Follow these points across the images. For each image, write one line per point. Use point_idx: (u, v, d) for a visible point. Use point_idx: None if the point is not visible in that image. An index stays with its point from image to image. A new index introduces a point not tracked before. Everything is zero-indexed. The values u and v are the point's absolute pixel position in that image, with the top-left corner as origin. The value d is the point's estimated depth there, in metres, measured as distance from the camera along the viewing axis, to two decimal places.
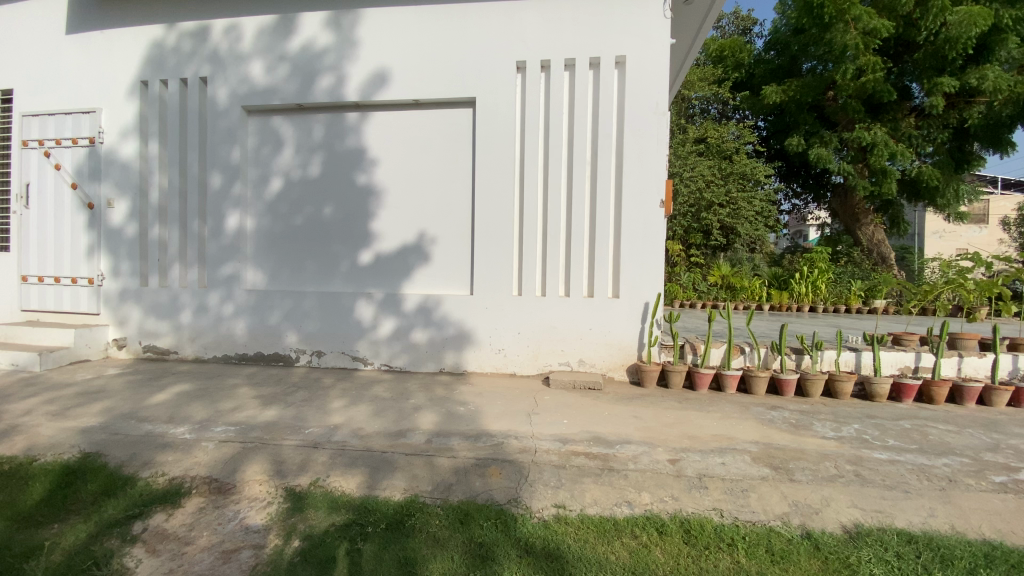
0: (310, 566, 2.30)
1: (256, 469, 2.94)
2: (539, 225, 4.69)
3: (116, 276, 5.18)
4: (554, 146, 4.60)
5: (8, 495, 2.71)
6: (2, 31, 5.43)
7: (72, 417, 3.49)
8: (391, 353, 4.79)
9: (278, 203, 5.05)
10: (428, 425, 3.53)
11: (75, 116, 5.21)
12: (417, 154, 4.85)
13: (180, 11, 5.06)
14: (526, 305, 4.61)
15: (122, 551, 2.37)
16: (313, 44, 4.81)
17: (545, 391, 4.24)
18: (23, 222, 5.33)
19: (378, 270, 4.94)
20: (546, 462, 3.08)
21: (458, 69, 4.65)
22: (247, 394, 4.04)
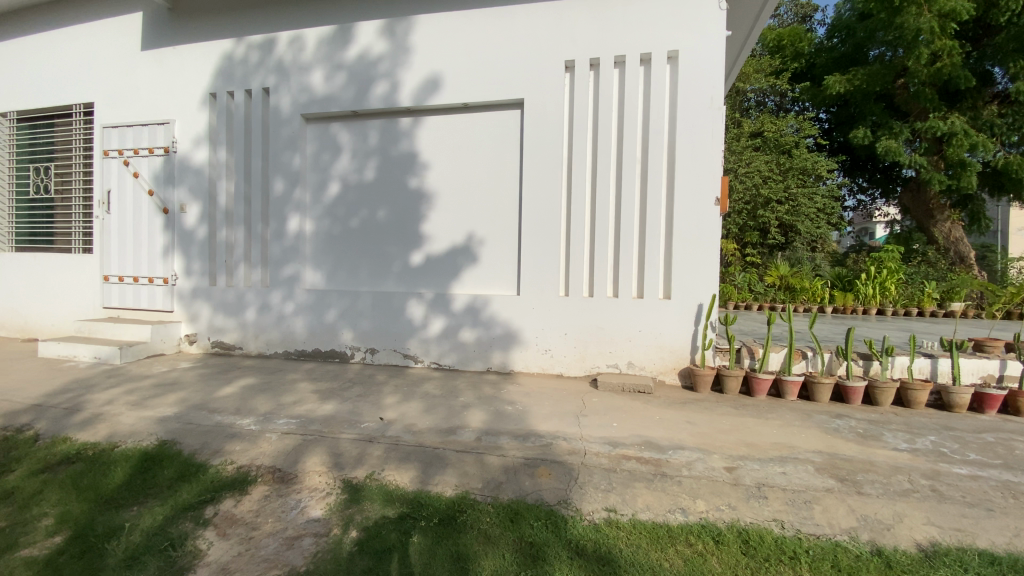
0: (367, 556, 2.37)
1: (315, 461, 3.07)
2: (588, 224, 4.64)
3: (188, 275, 5.55)
4: (603, 145, 4.54)
5: (96, 477, 2.95)
6: (86, 51, 5.94)
7: (151, 406, 3.77)
8: (440, 352, 4.87)
9: (335, 206, 5.26)
10: (477, 423, 3.56)
11: (150, 128, 5.64)
12: (466, 156, 4.91)
13: (245, 26, 5.36)
14: (574, 306, 4.56)
15: (195, 533, 2.54)
16: (369, 53, 4.98)
17: (594, 393, 4.18)
18: (105, 226, 5.81)
19: (428, 271, 5.05)
20: (596, 464, 3.05)
21: (507, 70, 4.68)
22: (306, 389, 4.22)
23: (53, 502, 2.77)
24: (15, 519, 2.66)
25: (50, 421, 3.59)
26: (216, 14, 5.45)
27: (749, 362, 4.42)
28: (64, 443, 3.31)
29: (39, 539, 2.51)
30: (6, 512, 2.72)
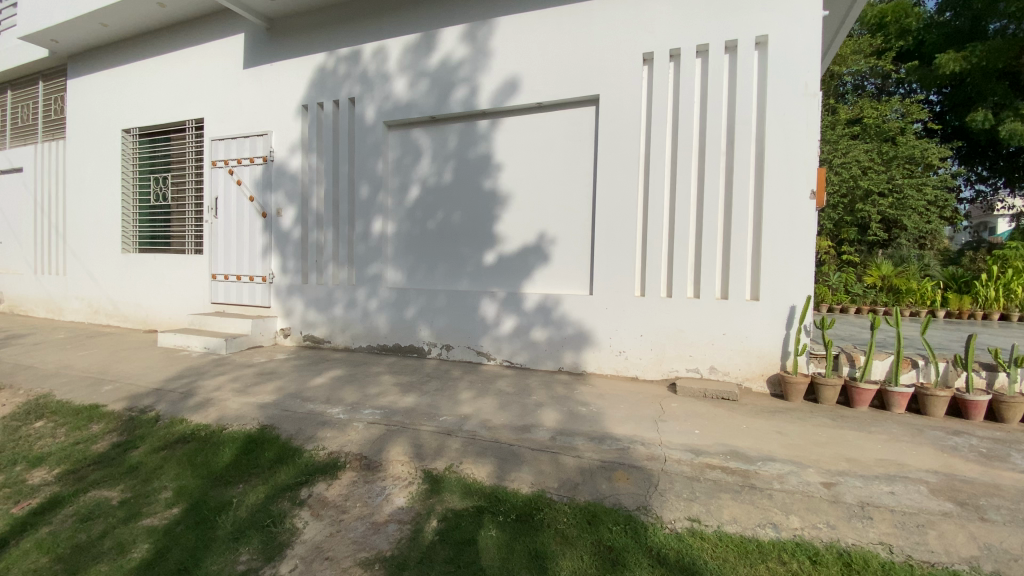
0: (448, 546, 2.43)
1: (398, 451, 3.19)
2: (666, 222, 4.47)
3: (283, 274, 6.00)
4: (684, 139, 4.35)
5: (208, 455, 3.26)
6: (197, 71, 6.60)
7: (253, 393, 4.11)
8: (512, 350, 4.90)
9: (414, 209, 5.46)
10: (552, 422, 3.50)
11: (252, 139, 6.17)
12: (541, 155, 4.91)
13: (333, 40, 5.71)
14: (650, 306, 4.42)
15: (293, 512, 2.73)
16: (450, 58, 5.12)
17: (672, 398, 4.00)
18: (213, 230, 6.44)
19: (501, 271, 5.09)
20: (678, 472, 2.89)
21: (584, 66, 4.62)
22: (388, 381, 4.42)
23: (173, 476, 3.10)
24: (144, 489, 3.01)
25: (170, 403, 4.02)
26: (308, 30, 5.85)
27: (849, 370, 4.10)
28: (181, 424, 3.69)
29: (162, 508, 2.82)
30: (137, 482, 3.08)
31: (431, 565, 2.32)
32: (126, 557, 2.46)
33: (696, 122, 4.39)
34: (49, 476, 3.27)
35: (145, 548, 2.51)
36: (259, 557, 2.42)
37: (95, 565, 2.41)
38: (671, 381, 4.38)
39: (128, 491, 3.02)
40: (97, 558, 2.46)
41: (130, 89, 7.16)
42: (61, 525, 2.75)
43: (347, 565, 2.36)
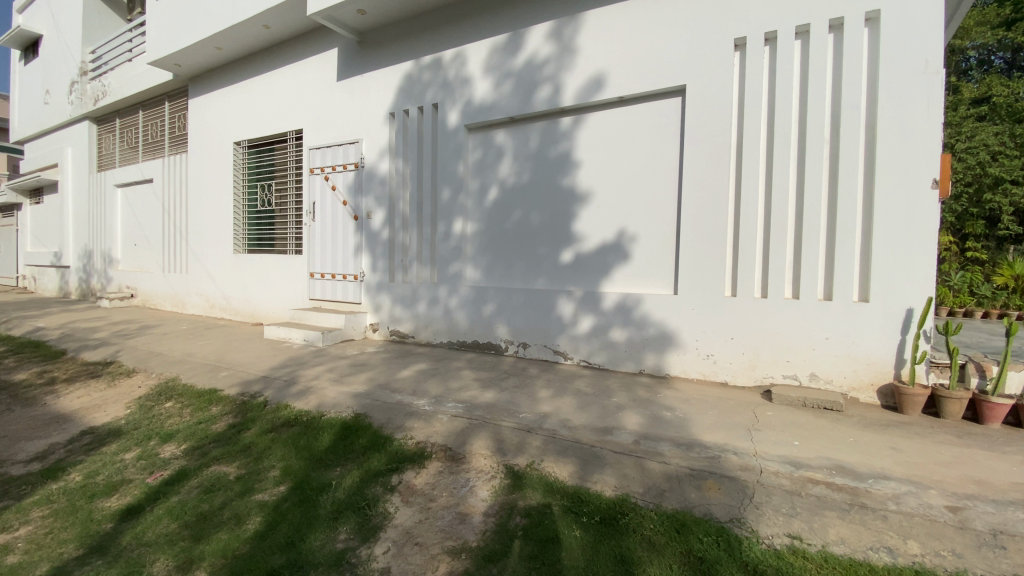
0: (531, 542, 2.41)
1: (480, 444, 3.24)
2: (761, 218, 4.20)
3: (371, 273, 6.36)
4: (782, 128, 4.07)
5: (310, 439, 3.52)
6: (297, 86, 7.16)
7: (347, 383, 4.38)
8: (590, 350, 4.83)
9: (493, 209, 5.55)
10: (635, 426, 3.33)
11: (344, 147, 6.60)
12: (622, 151, 4.80)
13: (418, 48, 5.96)
14: (741, 307, 4.17)
15: (384, 497, 2.86)
16: (535, 57, 5.14)
17: (766, 406, 3.73)
18: (311, 232, 6.98)
19: (579, 269, 5.03)
20: (775, 485, 2.64)
21: (671, 57, 4.46)
22: (469, 377, 4.52)
23: (279, 457, 3.37)
24: (255, 467, 3.30)
25: (275, 390, 4.38)
26: (395, 40, 6.15)
27: (977, 382, 3.63)
28: (286, 409, 4.02)
29: (271, 486, 3.07)
30: (250, 460, 3.39)
31: (516, 560, 2.32)
32: (242, 528, 2.71)
33: (795, 109, 4.09)
34: (178, 450, 3.69)
35: (257, 521, 2.75)
36: (356, 537, 2.57)
37: (217, 533, 2.68)
38: (764, 387, 4.10)
39: (242, 468, 3.34)
40: (218, 527, 2.73)
41: (240, 105, 7.92)
42: (188, 495, 3.09)
43: (435, 552, 2.43)
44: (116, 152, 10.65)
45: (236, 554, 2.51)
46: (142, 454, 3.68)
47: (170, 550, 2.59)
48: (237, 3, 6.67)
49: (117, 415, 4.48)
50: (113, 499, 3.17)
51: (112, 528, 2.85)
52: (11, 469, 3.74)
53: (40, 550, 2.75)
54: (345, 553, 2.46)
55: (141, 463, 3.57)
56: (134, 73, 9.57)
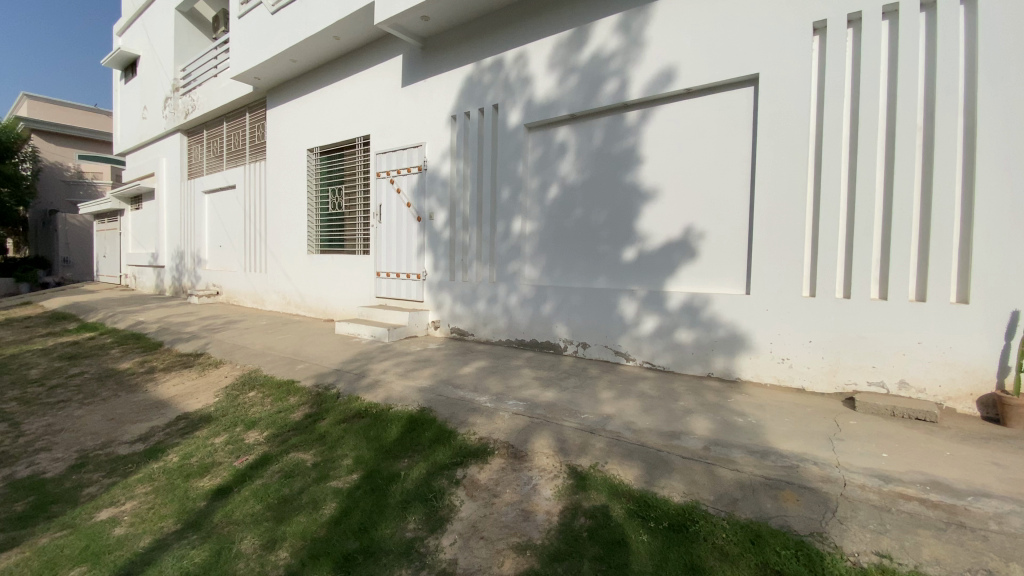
0: (597, 544, 2.37)
1: (543, 443, 3.23)
2: (845, 212, 3.93)
3: (433, 272, 6.53)
4: (868, 115, 3.78)
5: (379, 431, 3.66)
6: (365, 93, 7.48)
7: (412, 377, 4.52)
8: (653, 352, 4.70)
9: (554, 207, 5.53)
10: (704, 431, 3.18)
11: (408, 151, 6.83)
12: (689, 146, 4.65)
13: (480, 50, 6.05)
14: (821, 308, 3.91)
15: (450, 490, 2.92)
16: (601, 52, 5.08)
17: (849, 414, 3.47)
18: (377, 233, 7.29)
19: (642, 268, 4.91)
20: (861, 499, 2.44)
21: (744, 45, 4.27)
22: (529, 375, 4.53)
23: (351, 446, 3.54)
24: (330, 455, 3.48)
25: (346, 383, 4.60)
26: (457, 44, 6.28)
27: None
28: (357, 401, 4.21)
29: (345, 473, 3.23)
30: (325, 449, 3.58)
31: (581, 561, 2.28)
32: (319, 512, 2.86)
33: (884, 94, 3.80)
34: (261, 437, 3.96)
35: (332, 506, 2.89)
36: (424, 528, 2.64)
37: (297, 516, 2.85)
38: (845, 394, 3.83)
39: (318, 455, 3.52)
40: (298, 510, 2.90)
41: (312, 113, 8.38)
42: (271, 478, 3.30)
43: (501, 547, 2.45)
44: (203, 161, 11.58)
45: (314, 536, 2.65)
46: (229, 439, 3.97)
47: (256, 529, 2.78)
48: (311, 17, 7.07)
49: (207, 402, 4.87)
50: (205, 480, 3.45)
51: (205, 506, 3.10)
52: (120, 448, 4.16)
53: (145, 522, 3.04)
54: (414, 543, 2.54)
55: (228, 447, 3.86)
56: (219, 87, 10.36)
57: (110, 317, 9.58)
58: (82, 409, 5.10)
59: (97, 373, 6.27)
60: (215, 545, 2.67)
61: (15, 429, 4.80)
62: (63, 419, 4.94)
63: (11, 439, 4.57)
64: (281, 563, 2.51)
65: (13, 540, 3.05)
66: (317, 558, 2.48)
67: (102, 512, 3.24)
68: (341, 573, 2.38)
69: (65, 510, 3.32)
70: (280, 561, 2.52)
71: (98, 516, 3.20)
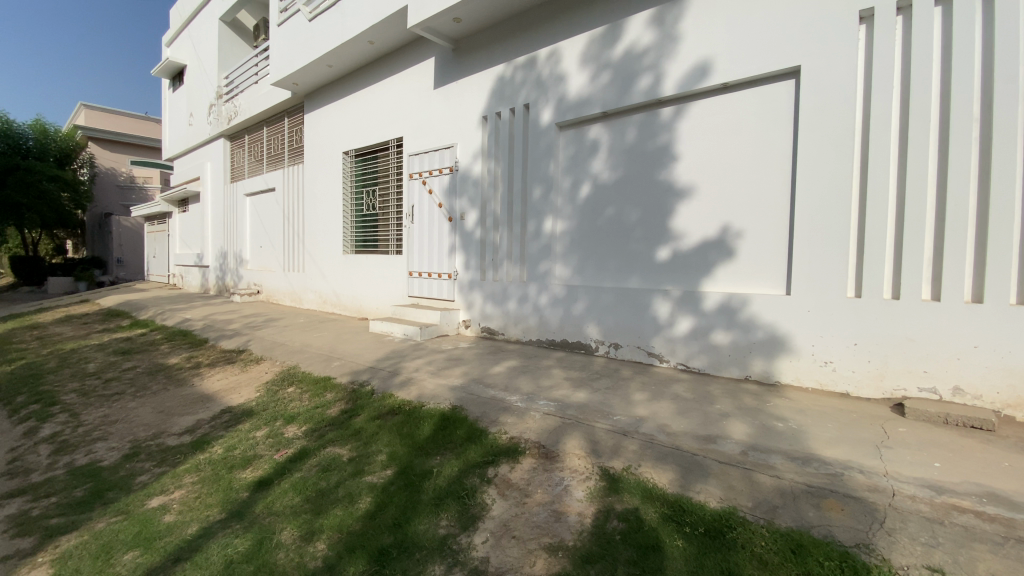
0: (630, 548, 2.33)
1: (574, 444, 3.21)
2: (894, 209, 3.75)
3: (464, 271, 6.59)
4: (919, 106, 3.60)
5: (412, 428, 3.72)
6: (398, 95, 7.61)
7: (444, 376, 4.58)
8: (688, 353, 4.60)
9: (585, 206, 5.49)
10: (741, 436, 3.09)
11: (440, 152, 6.91)
12: (726, 141, 4.53)
13: (512, 50, 6.07)
14: (868, 309, 3.74)
15: (482, 488, 2.94)
16: (635, 47, 5.01)
17: (897, 421, 3.30)
18: (409, 233, 7.41)
19: (676, 267, 4.82)
20: (911, 510, 2.32)
21: (784, 36, 4.13)
22: (560, 375, 4.51)
23: (385, 442, 3.61)
24: (365, 450, 3.56)
25: (380, 380, 4.70)
26: (489, 44, 6.31)
27: None
28: (391, 398, 4.29)
29: (379, 469, 3.29)
30: (360, 444, 3.66)
31: (614, 565, 2.26)
32: (355, 506, 2.93)
33: (937, 84, 3.60)
34: (299, 431, 4.09)
35: (368, 501, 2.96)
36: (456, 525, 2.67)
37: (334, 509, 2.92)
38: (894, 400, 3.65)
39: (354, 451, 3.61)
40: (335, 504, 2.98)
41: (348, 117, 8.59)
42: (309, 472, 3.40)
43: (533, 547, 2.45)
44: (245, 164, 12.03)
45: (350, 530, 2.72)
46: (270, 433, 4.12)
47: (295, 520, 2.88)
48: (347, 22, 7.24)
49: (249, 397, 5.07)
50: (247, 472, 3.58)
51: (247, 497, 3.22)
52: (169, 439, 4.37)
53: (192, 510, 3.18)
54: (447, 539, 2.57)
55: (269, 441, 4.00)
56: (260, 94, 10.75)
57: (159, 314, 10.08)
58: (135, 402, 5.39)
59: (148, 367, 6.61)
60: (257, 535, 2.78)
61: (75, 419, 5.12)
62: (117, 410, 5.23)
63: (71, 429, 4.87)
64: (318, 554, 2.59)
65: (74, 523, 3.25)
66: (353, 551, 2.54)
67: (153, 499, 3.42)
68: (376, 566, 2.43)
69: (119, 497, 3.51)
70: (318, 552, 2.60)
71: (149, 504, 3.38)
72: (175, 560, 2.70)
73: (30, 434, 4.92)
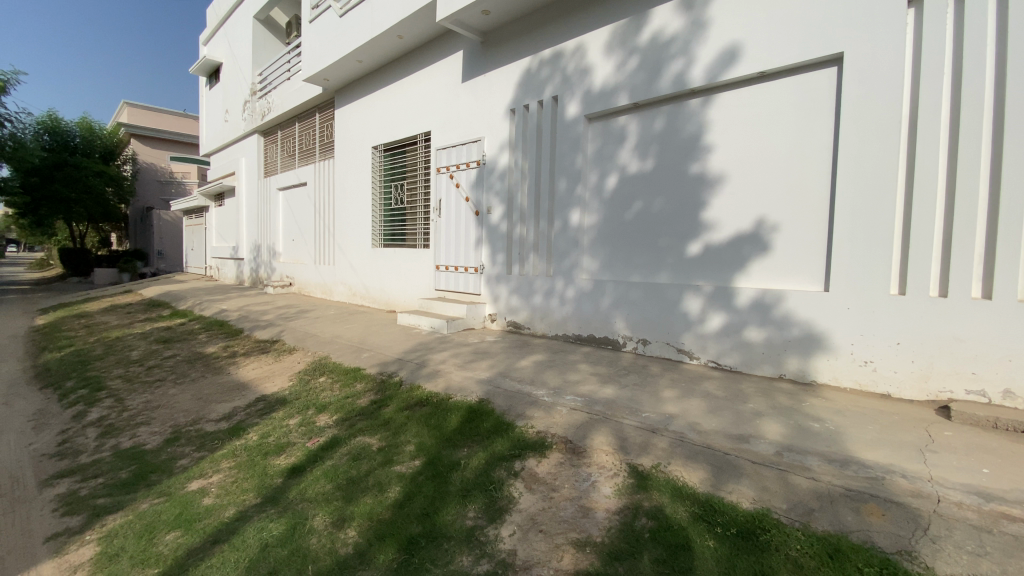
0: (659, 546, 2.30)
1: (602, 440, 3.17)
2: (941, 202, 3.57)
3: (490, 265, 6.62)
4: (973, 93, 3.41)
5: (439, 419, 3.75)
6: (426, 89, 7.65)
7: (471, 369, 4.60)
8: (719, 350, 4.50)
9: (613, 199, 5.41)
10: (775, 435, 3.00)
11: (468, 145, 6.92)
12: (760, 132, 4.41)
13: (541, 41, 6.00)
14: (912, 306, 3.58)
15: (509, 481, 2.94)
16: (663, 34, 4.89)
17: (942, 424, 3.15)
18: (436, 227, 7.48)
19: (707, 262, 4.71)
20: (957, 518, 2.21)
21: (823, 21, 3.97)
22: (587, 371, 4.47)
23: (413, 433, 3.66)
24: (394, 440, 3.62)
25: (408, 371, 4.76)
26: (517, 36, 6.27)
27: None
28: (418, 389, 4.35)
29: (408, 459, 3.34)
30: (389, 434, 3.72)
31: (642, 563, 2.23)
32: (385, 495, 2.98)
33: (991, 68, 3.39)
34: (330, 420, 4.18)
35: (397, 490, 3.01)
36: (483, 517, 2.68)
37: (364, 497, 2.99)
38: (939, 402, 3.48)
39: (383, 440, 3.67)
40: (365, 492, 3.04)
41: (376, 112, 8.70)
42: (340, 460, 3.48)
43: (560, 542, 2.44)
44: (277, 160, 12.33)
45: (380, 518, 2.76)
46: (302, 421, 4.23)
47: (327, 507, 2.95)
48: (376, 18, 7.31)
49: (282, 385, 5.22)
50: (281, 458, 3.69)
51: (281, 483, 3.31)
52: (207, 424, 4.54)
53: (229, 494, 3.30)
54: (474, 531, 2.59)
55: (301, 429, 4.11)
56: (292, 90, 10.99)
57: (197, 305, 10.46)
58: (176, 388, 5.61)
59: (187, 356, 6.87)
60: (291, 520, 2.85)
61: (120, 403, 5.37)
62: (159, 396, 5.46)
63: (117, 413, 5.11)
64: (349, 541, 2.64)
65: (119, 503, 3.42)
66: (383, 539, 2.59)
67: (193, 482, 3.55)
68: (405, 555, 2.47)
69: (162, 479, 3.67)
70: (348, 539, 2.66)
71: (189, 486, 3.52)
72: (213, 542, 2.81)
73: (79, 417, 5.19)
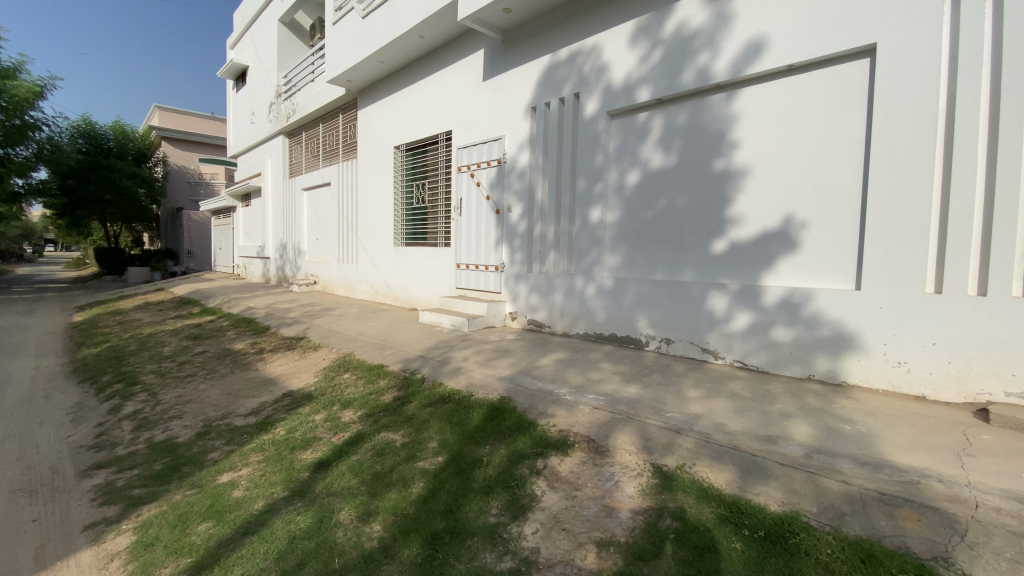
0: (685, 548, 2.27)
1: (625, 439, 3.14)
2: (982, 197, 3.42)
3: (511, 264, 6.61)
4: (1018, 83, 3.25)
5: (461, 417, 3.77)
6: (447, 88, 7.70)
7: (492, 367, 4.61)
8: (746, 350, 4.43)
9: (635, 196, 5.36)
10: (805, 438, 2.93)
11: (489, 144, 6.93)
12: (788, 127, 4.31)
13: (562, 39, 5.98)
14: (948, 305, 3.46)
15: (532, 478, 2.94)
16: (687, 26, 4.81)
17: (981, 427, 3.03)
18: (457, 225, 7.53)
19: (733, 260, 4.64)
20: (996, 524, 2.13)
21: (856, 12, 3.86)
22: (609, 370, 4.44)
23: (436, 430, 3.69)
24: (417, 437, 3.66)
25: (430, 368, 4.80)
26: (537, 35, 6.26)
27: None
28: (441, 386, 4.38)
29: (431, 455, 3.37)
30: (412, 431, 3.76)
31: (667, 563, 2.21)
32: (409, 490, 3.02)
33: None
34: (354, 416, 4.25)
35: (420, 485, 3.04)
36: (506, 514, 2.69)
37: (388, 492, 3.02)
38: (976, 405, 3.36)
39: (406, 437, 3.72)
40: (389, 487, 3.08)
41: (398, 112, 8.79)
42: (364, 455, 3.53)
43: (583, 540, 2.43)
44: (302, 161, 12.56)
45: (404, 513, 2.80)
46: (328, 417, 4.31)
47: (352, 501, 3.00)
48: (399, 19, 7.38)
49: (307, 382, 5.32)
50: (308, 453, 3.76)
51: (308, 477, 3.38)
52: (237, 419, 4.66)
53: (258, 487, 3.37)
54: (497, 528, 2.60)
55: (327, 424, 4.19)
56: (316, 92, 11.18)
57: (225, 303, 10.72)
58: (205, 383, 5.78)
59: (216, 352, 7.06)
60: (318, 514, 2.91)
61: (154, 398, 5.55)
62: (190, 391, 5.63)
63: (151, 406, 5.29)
64: (374, 535, 2.68)
65: (154, 494, 3.54)
66: (407, 534, 2.62)
67: (224, 475, 3.66)
68: (429, 550, 2.50)
69: (193, 472, 3.78)
70: (373, 533, 2.70)
71: (220, 479, 3.62)
72: (244, 533, 2.89)
73: (115, 410, 5.38)
